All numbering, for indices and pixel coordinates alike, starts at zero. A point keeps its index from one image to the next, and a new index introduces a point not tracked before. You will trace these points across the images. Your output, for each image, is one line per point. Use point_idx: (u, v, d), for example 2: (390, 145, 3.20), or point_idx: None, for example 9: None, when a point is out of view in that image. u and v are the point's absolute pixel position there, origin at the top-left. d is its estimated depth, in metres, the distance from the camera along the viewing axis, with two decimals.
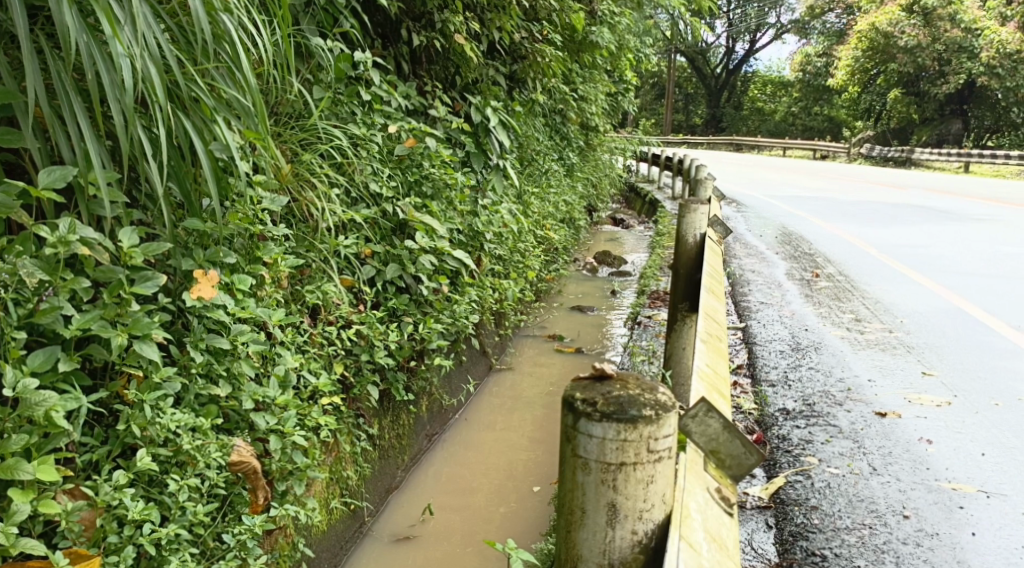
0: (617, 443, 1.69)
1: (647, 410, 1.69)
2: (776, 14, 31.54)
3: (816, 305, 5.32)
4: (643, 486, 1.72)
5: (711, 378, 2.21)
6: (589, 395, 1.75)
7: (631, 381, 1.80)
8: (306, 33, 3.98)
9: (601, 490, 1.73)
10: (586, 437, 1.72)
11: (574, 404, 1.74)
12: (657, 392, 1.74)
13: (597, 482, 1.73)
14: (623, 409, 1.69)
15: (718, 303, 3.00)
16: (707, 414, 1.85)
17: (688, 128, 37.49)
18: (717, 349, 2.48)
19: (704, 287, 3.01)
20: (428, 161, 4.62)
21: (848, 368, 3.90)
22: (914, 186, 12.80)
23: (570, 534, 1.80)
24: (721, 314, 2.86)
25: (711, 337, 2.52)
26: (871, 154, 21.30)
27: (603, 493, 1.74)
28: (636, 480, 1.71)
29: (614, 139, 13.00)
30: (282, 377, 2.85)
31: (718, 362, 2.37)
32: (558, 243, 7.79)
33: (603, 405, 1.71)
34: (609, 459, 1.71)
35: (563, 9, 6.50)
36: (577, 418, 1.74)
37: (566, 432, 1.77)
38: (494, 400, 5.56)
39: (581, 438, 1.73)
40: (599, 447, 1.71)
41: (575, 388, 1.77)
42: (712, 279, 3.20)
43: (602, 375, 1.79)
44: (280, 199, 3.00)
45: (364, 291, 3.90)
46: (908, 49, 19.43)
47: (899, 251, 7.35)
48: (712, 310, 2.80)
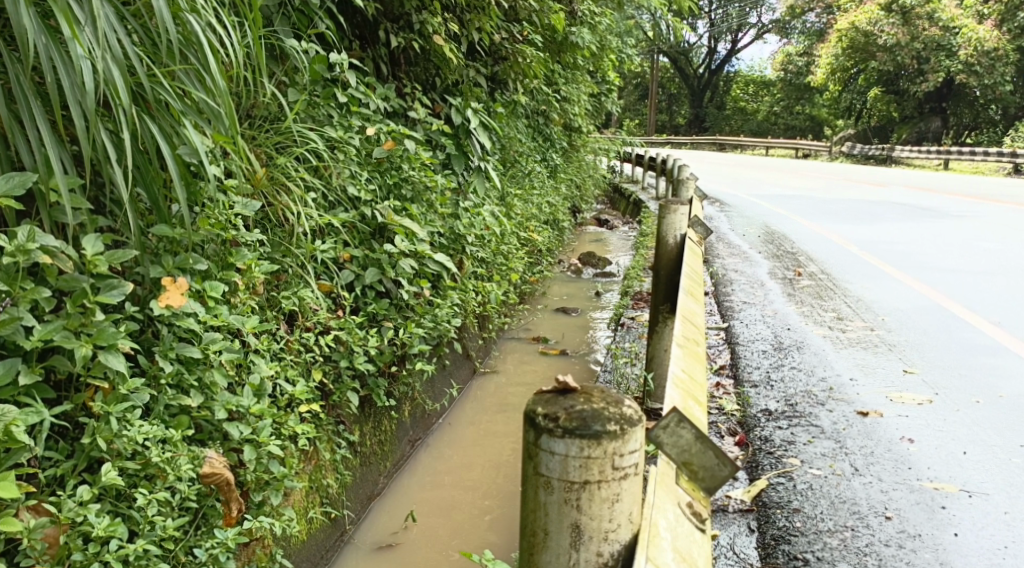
0: (580, 461, 1.60)
1: (612, 425, 1.60)
2: (758, 14, 31.65)
3: (798, 304, 5.31)
4: (608, 505, 1.63)
5: (687, 384, 2.13)
6: (551, 410, 1.65)
7: (595, 392, 1.69)
8: (280, 34, 3.92)
9: (563, 510, 1.64)
10: (547, 454, 1.63)
11: (535, 420, 1.64)
12: (622, 405, 1.65)
13: (560, 502, 1.64)
14: (587, 424, 1.60)
15: (696, 305, 2.90)
16: (680, 425, 1.85)
17: (672, 128, 37.63)
18: (694, 353, 2.40)
19: (681, 288, 2.96)
20: (408, 163, 4.56)
21: (830, 367, 3.88)
22: (895, 184, 12.86)
23: (531, 557, 1.70)
24: (700, 317, 2.81)
25: (688, 341, 2.44)
26: (853, 152, 21.41)
27: (566, 513, 1.65)
28: (600, 499, 1.63)
29: (598, 140, 12.98)
30: (258, 386, 2.80)
31: (695, 367, 2.30)
32: (542, 244, 7.75)
33: (566, 420, 1.62)
34: (572, 477, 1.62)
35: (543, 10, 6.46)
36: (538, 434, 1.64)
37: (527, 448, 1.67)
38: (477, 404, 5.50)
39: (542, 456, 1.64)
40: (561, 465, 1.62)
41: (536, 403, 1.67)
42: (690, 281, 3.14)
43: (564, 387, 1.69)
44: (254, 204, 2.94)
45: (343, 296, 3.84)
46: (887, 47, 19.54)
47: (881, 249, 7.36)
48: (688, 313, 2.74)
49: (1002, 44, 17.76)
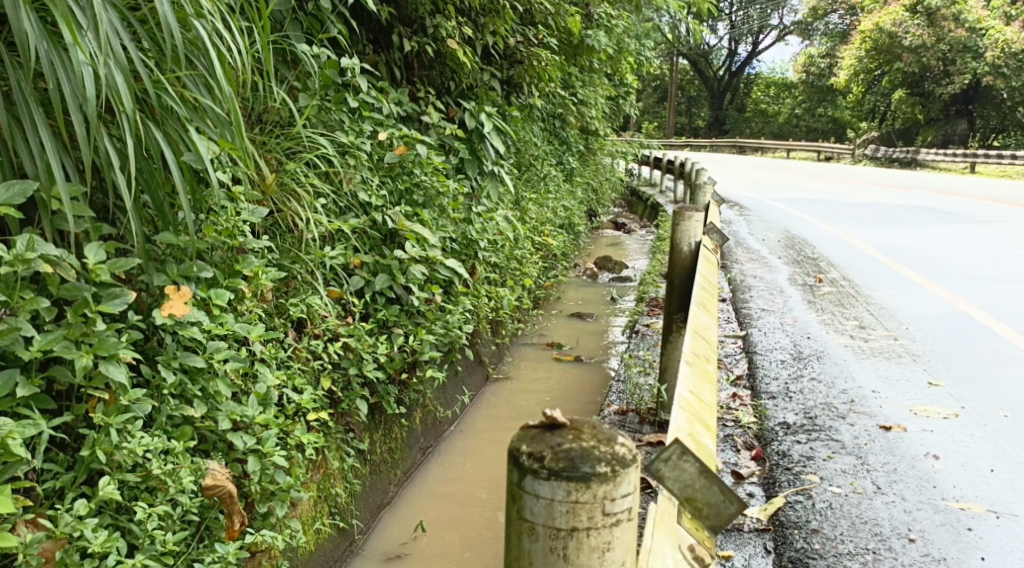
0: (567, 506, 1.43)
1: (603, 466, 1.43)
2: (779, 16, 31.41)
3: (818, 311, 5.21)
4: (599, 555, 1.45)
5: (694, 406, 2.03)
6: (537, 448, 1.47)
7: (587, 428, 1.51)
8: (291, 38, 3.89)
9: (549, 560, 1.46)
10: (533, 497, 1.46)
11: (518, 458, 1.47)
12: (615, 443, 1.48)
13: (545, 551, 1.46)
14: (575, 464, 1.43)
15: (708, 319, 2.81)
16: (682, 458, 1.68)
17: (691, 131, 37.44)
18: (705, 373, 2.31)
19: (694, 301, 2.88)
20: (420, 168, 4.52)
21: (851, 379, 3.79)
22: (919, 187, 12.70)
23: None
24: (713, 330, 2.72)
25: (697, 359, 2.34)
26: (875, 155, 21.18)
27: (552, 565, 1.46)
28: (590, 549, 1.45)
29: (615, 143, 12.90)
30: (263, 396, 2.76)
31: (704, 388, 2.20)
32: (557, 249, 7.68)
33: (552, 460, 1.44)
34: (558, 524, 1.44)
35: (558, 13, 6.41)
36: (522, 474, 1.47)
37: (511, 490, 1.50)
38: (490, 412, 5.45)
39: (527, 498, 1.47)
40: (547, 509, 1.44)
41: (521, 440, 1.49)
42: (704, 291, 3.06)
43: (552, 422, 1.51)
44: (262, 210, 2.90)
45: (353, 303, 3.80)
46: (912, 49, 19.32)
47: (904, 255, 7.24)
48: (700, 326, 2.66)
49: None
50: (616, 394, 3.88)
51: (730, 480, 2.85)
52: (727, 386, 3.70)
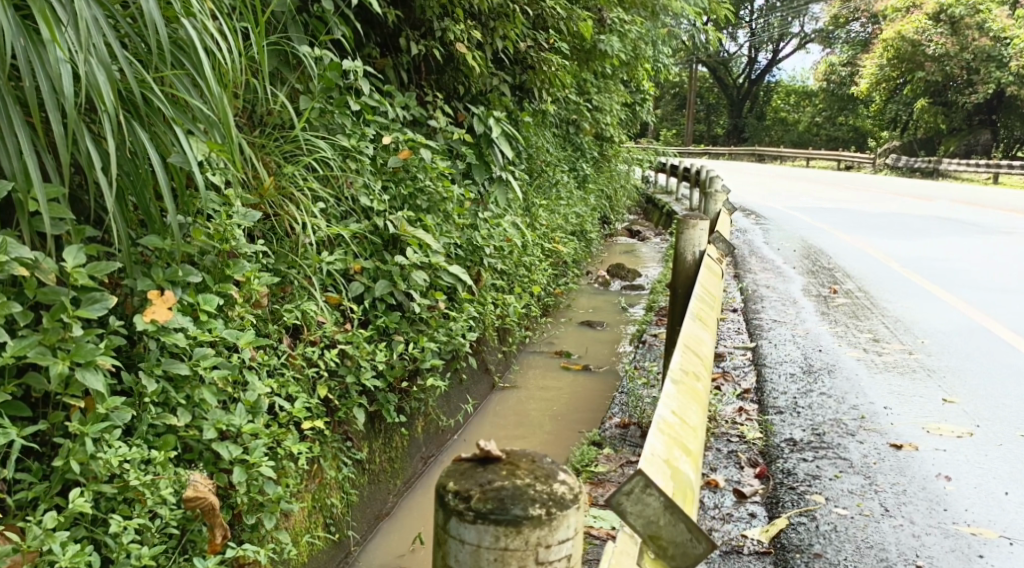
0: (494, 553, 1.40)
1: (535, 508, 1.42)
2: (800, 24, 31.16)
3: (832, 324, 5.09)
4: None
5: (675, 429, 1.91)
6: (465, 487, 1.47)
7: (522, 466, 1.52)
8: (292, 41, 3.82)
9: None
10: (457, 543, 1.43)
11: (445, 498, 1.46)
12: (552, 484, 1.47)
13: None
14: (505, 507, 1.42)
15: (705, 332, 2.72)
16: (646, 491, 1.60)
17: (709, 139, 37.22)
18: (693, 392, 2.19)
19: (690, 313, 2.77)
20: (424, 173, 4.45)
21: (863, 394, 3.67)
22: (940, 198, 12.49)
23: None
24: (708, 346, 2.61)
25: (685, 377, 2.23)
26: (896, 165, 20.92)
27: None
28: None
29: (631, 149, 12.80)
30: (253, 405, 2.69)
31: (690, 408, 2.08)
32: (568, 256, 7.59)
33: (480, 501, 1.43)
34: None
35: (571, 17, 6.32)
36: (448, 517, 1.46)
37: (438, 533, 1.48)
38: (495, 422, 5.37)
39: (452, 543, 1.44)
40: (473, 556, 1.41)
41: (449, 478, 1.50)
42: (701, 302, 2.96)
43: (484, 459, 1.52)
44: (255, 214, 2.84)
45: (351, 310, 3.73)
46: (935, 57, 19.07)
47: (922, 266, 7.09)
48: (693, 341, 2.55)
49: None
50: (619, 406, 3.79)
51: (732, 499, 2.75)
52: (734, 399, 3.59)
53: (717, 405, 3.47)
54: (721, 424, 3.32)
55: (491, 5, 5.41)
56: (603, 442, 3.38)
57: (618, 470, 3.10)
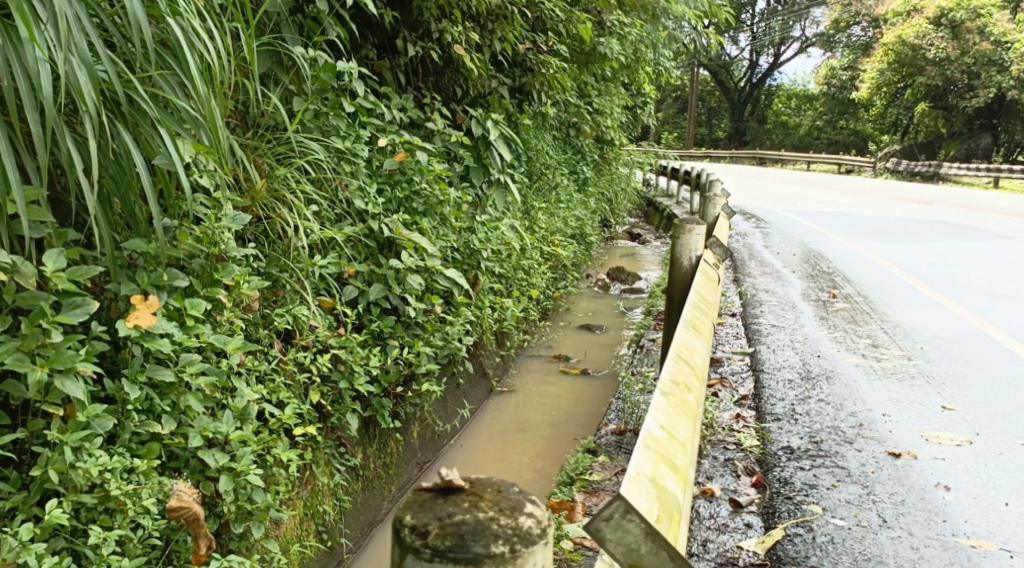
0: None
1: (496, 545, 1.48)
2: (801, 28, 31.09)
3: (831, 329, 5.04)
4: None
5: (663, 444, 1.86)
6: (423, 522, 1.54)
7: (485, 497, 1.58)
8: (286, 42, 3.77)
9: None
10: None
11: (404, 535, 1.53)
12: (514, 518, 1.52)
13: None
14: (464, 545, 1.47)
15: (698, 340, 2.66)
16: (625, 517, 1.50)
17: (711, 142, 37.17)
18: (683, 404, 2.14)
19: (683, 321, 2.71)
20: (420, 175, 4.41)
21: (861, 401, 3.62)
22: (941, 202, 12.45)
23: None
24: (700, 355, 2.55)
25: (675, 388, 2.18)
26: (897, 168, 20.86)
27: None
28: None
29: (631, 152, 12.75)
30: (241, 411, 2.65)
31: (680, 422, 2.03)
32: (567, 259, 7.54)
33: (438, 538, 1.50)
34: None
35: (570, 20, 6.27)
36: (406, 552, 1.53)
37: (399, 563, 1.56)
38: (492, 427, 5.33)
39: None
40: None
41: (409, 510, 1.57)
42: (695, 310, 2.90)
43: (445, 491, 1.58)
44: (246, 217, 2.80)
45: (345, 314, 3.69)
46: (936, 61, 19.00)
47: (923, 271, 7.05)
48: (685, 350, 2.49)
49: None
50: (615, 413, 3.74)
51: (727, 509, 2.70)
52: (731, 406, 3.54)
53: (714, 412, 3.42)
54: (717, 432, 3.27)
55: (489, 7, 5.36)
56: (598, 450, 3.34)
57: (613, 478, 3.05)
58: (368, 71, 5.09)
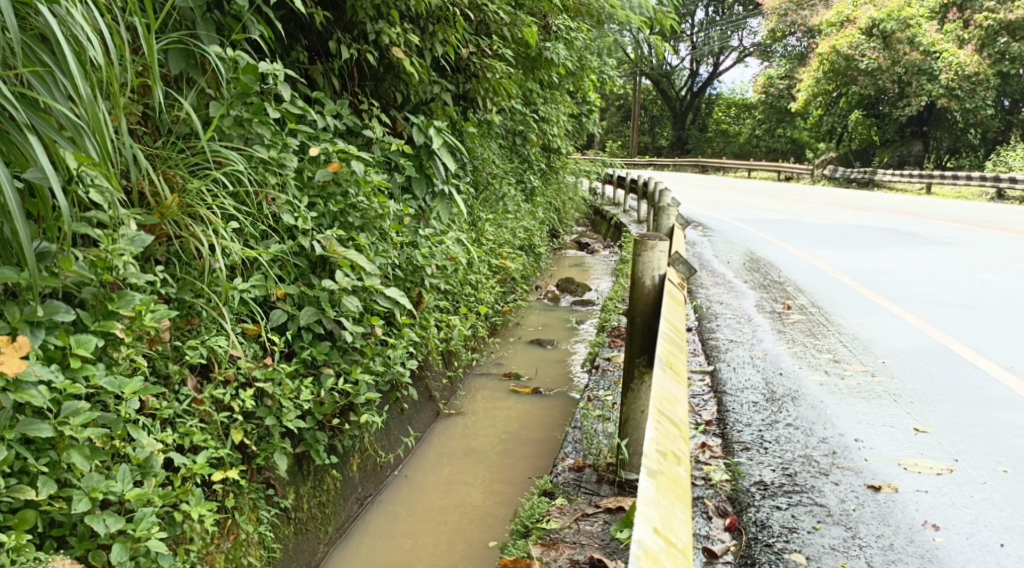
0: None
1: None
2: (739, 38, 31.42)
3: (790, 343, 4.82)
4: None
5: (659, 560, 1.62)
6: None
7: None
8: (201, 41, 3.42)
9: None
10: None
11: None
12: None
13: None
14: None
15: (677, 384, 2.40)
16: None
17: (654, 150, 37.39)
18: (674, 485, 1.88)
19: (659, 362, 2.44)
20: (356, 188, 4.07)
21: (831, 424, 3.39)
22: (879, 208, 12.49)
23: None
24: (682, 405, 2.29)
25: (665, 464, 1.92)
26: (836, 175, 21.11)
27: None
28: None
29: (579, 160, 12.53)
30: (143, 463, 2.33)
31: (674, 517, 1.78)
32: (516, 272, 7.24)
33: None
34: None
35: (514, 23, 5.97)
36: None
37: None
38: (438, 454, 4.99)
39: None
40: None
41: None
42: (668, 346, 2.62)
43: None
44: (148, 236, 2.48)
45: (272, 342, 3.33)
46: (869, 71, 19.28)
47: (874, 279, 6.91)
48: (666, 402, 2.22)
49: (982, 69, 17.47)
50: (571, 444, 3.46)
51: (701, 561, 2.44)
52: (696, 434, 3.27)
53: None
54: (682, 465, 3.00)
55: (429, 7, 5.03)
56: (555, 491, 3.04)
57: (574, 526, 2.76)
58: (300, 75, 4.73)
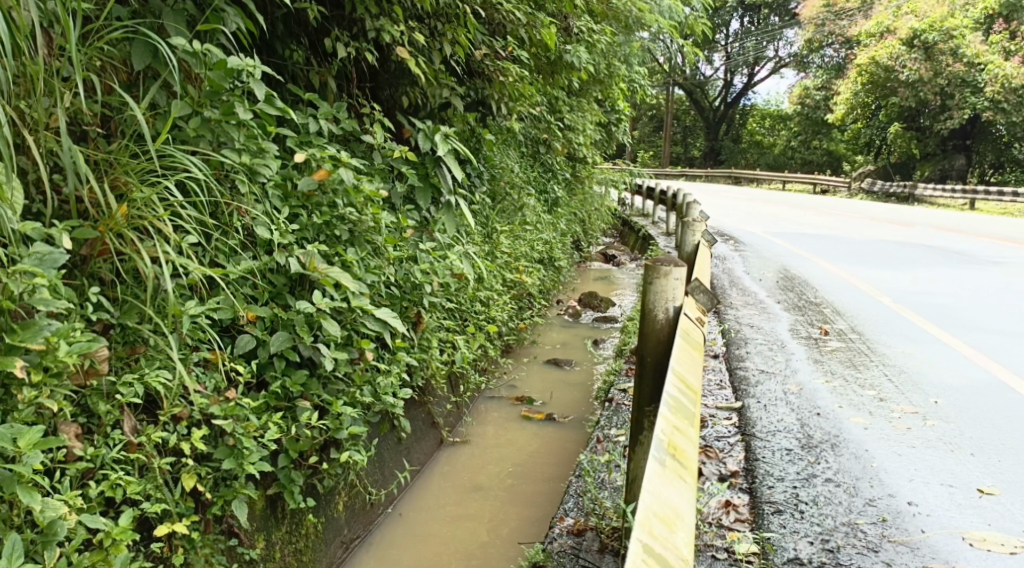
0: None
1: None
2: (775, 48, 30.64)
3: (828, 374, 4.36)
4: None
5: None
6: None
7: None
8: (168, 33, 3.06)
9: None
10: None
11: None
12: None
13: None
14: None
15: (683, 491, 1.95)
16: None
17: (686, 160, 36.80)
18: None
19: (660, 457, 2.00)
20: (344, 198, 3.67)
21: (878, 479, 2.98)
22: (922, 224, 11.83)
23: None
24: (685, 525, 1.85)
25: None
26: (875, 189, 20.40)
27: None
28: None
29: (605, 169, 12.05)
30: (46, 529, 2.07)
31: None
32: (533, 287, 6.77)
33: None
34: None
35: (532, 24, 5.52)
36: None
37: None
38: (440, 486, 4.58)
39: None
40: None
41: None
42: (672, 422, 2.18)
43: None
44: (61, 254, 2.27)
45: (237, 372, 2.94)
46: (909, 83, 18.56)
47: (918, 302, 6.39)
48: (660, 529, 1.78)
49: None
50: (574, 499, 3.02)
51: None
52: (720, 489, 2.84)
53: (699, 500, 2.72)
54: (702, 531, 2.59)
55: (436, 3, 4.60)
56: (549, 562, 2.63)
57: None
58: (294, 74, 4.34)
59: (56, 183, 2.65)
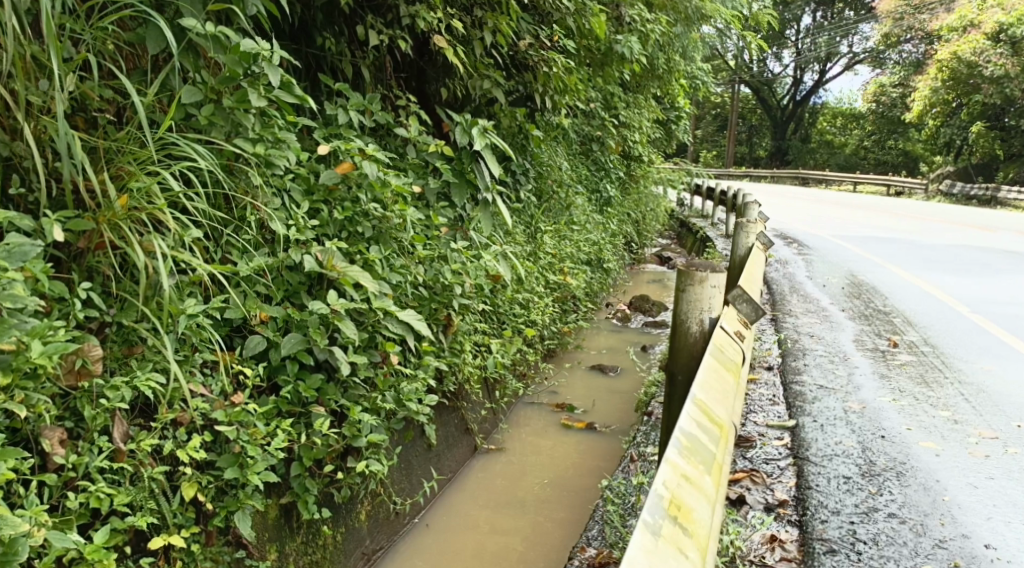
0: None
1: None
2: (849, 44, 29.52)
3: (895, 391, 4.01)
4: None
5: None
6: None
7: None
8: (184, 16, 2.91)
9: None
10: None
11: None
12: None
13: None
14: None
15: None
16: None
17: (752, 160, 35.82)
18: None
19: (655, 524, 1.72)
20: (369, 193, 3.47)
21: (949, 518, 2.67)
22: (1005, 229, 11.12)
23: None
24: None
25: None
26: (952, 191, 19.42)
27: None
28: None
29: (662, 168, 11.67)
30: (8, 547, 1.93)
31: None
32: (580, 289, 6.48)
33: None
34: None
35: (580, 13, 5.24)
36: None
37: None
38: (471, 496, 4.36)
39: None
40: None
41: None
42: (680, 474, 1.90)
43: None
44: (32, 246, 2.15)
45: (244, 374, 2.76)
46: (994, 78, 17.60)
47: (1000, 312, 5.92)
48: None
49: None
50: (600, 525, 2.80)
51: None
52: (767, 522, 2.58)
53: (739, 535, 2.47)
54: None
55: None
56: None
57: None
58: (327, 65, 4.17)
59: (56, 173, 2.52)
